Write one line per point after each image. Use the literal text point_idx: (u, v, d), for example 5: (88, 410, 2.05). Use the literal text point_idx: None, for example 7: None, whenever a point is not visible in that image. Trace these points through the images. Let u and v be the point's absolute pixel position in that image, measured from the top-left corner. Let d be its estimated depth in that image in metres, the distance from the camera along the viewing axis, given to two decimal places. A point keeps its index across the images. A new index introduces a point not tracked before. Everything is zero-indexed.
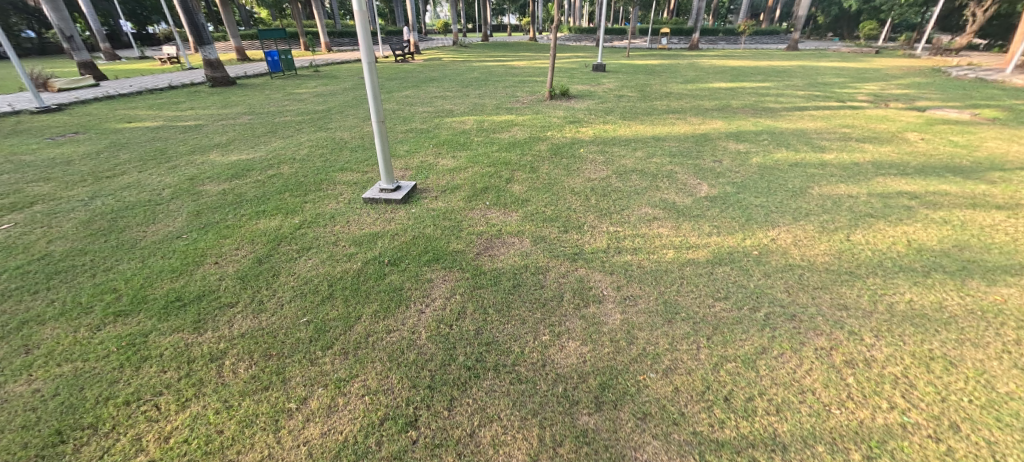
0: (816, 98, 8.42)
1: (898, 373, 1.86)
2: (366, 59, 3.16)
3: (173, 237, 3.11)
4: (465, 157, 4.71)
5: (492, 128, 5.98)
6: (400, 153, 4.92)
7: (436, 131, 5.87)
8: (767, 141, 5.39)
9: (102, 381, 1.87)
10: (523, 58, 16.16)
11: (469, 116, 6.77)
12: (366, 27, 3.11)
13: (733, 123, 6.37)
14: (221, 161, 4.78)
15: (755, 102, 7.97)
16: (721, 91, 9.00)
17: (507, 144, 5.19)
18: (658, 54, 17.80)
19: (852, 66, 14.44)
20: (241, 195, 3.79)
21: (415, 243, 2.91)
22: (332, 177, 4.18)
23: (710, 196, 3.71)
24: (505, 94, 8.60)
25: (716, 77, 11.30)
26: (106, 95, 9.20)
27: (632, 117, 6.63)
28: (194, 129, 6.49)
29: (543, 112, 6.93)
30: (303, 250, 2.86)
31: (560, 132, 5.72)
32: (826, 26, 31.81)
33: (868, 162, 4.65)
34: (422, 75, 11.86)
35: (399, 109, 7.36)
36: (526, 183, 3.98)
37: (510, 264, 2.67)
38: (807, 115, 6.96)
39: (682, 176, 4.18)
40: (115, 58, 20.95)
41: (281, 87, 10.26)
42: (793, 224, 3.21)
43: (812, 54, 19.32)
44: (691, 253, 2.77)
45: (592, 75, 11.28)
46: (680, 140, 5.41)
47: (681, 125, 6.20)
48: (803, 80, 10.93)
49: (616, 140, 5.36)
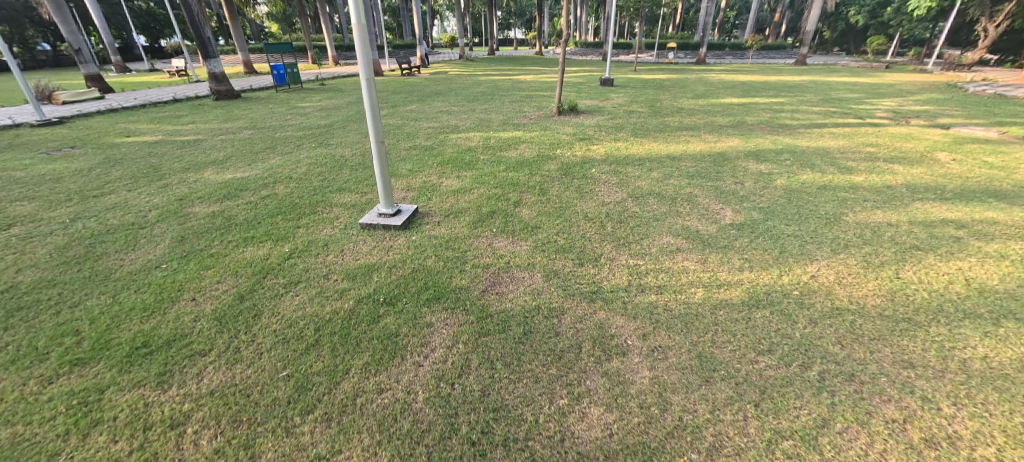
0: (833, 115, 8.14)
1: (993, 457, 1.54)
2: (365, 75, 2.91)
3: (152, 266, 2.85)
4: (470, 177, 4.46)
5: (498, 145, 5.74)
6: (402, 172, 4.68)
7: (440, 148, 5.64)
8: (789, 161, 5.10)
9: (41, 453, 1.58)
10: (529, 72, 16.07)
11: (475, 132, 6.55)
12: (365, 41, 2.88)
13: (751, 140, 6.09)
14: (215, 179, 4.56)
15: (770, 118, 7.70)
16: (733, 107, 8.74)
17: (514, 163, 4.94)
18: (665, 69, 17.70)
19: (865, 81, 14.14)
20: (231, 218, 3.54)
21: (414, 278, 2.63)
22: (329, 199, 3.93)
23: (736, 223, 3.42)
24: (512, 109, 8.40)
25: (727, 92, 11.07)
26: (110, 108, 9.12)
27: (644, 134, 6.37)
28: (193, 144, 6.32)
29: (552, 128, 6.69)
30: (291, 285, 2.59)
31: (570, 150, 5.47)
32: (833, 41, 31.66)
33: (902, 185, 4.34)
34: (428, 89, 11.72)
35: (403, 125, 7.15)
36: (536, 207, 3.71)
37: (519, 304, 2.38)
38: (827, 133, 6.67)
39: (703, 200, 3.89)
40: (126, 71, 21.19)
41: (285, 101, 10.16)
42: (832, 257, 2.90)
43: (822, 69, 19.09)
44: (723, 294, 2.46)
45: (600, 89, 11.11)
46: (697, 160, 5.14)
47: (696, 143, 5.93)
48: (817, 95, 10.66)
49: (629, 160, 5.09)
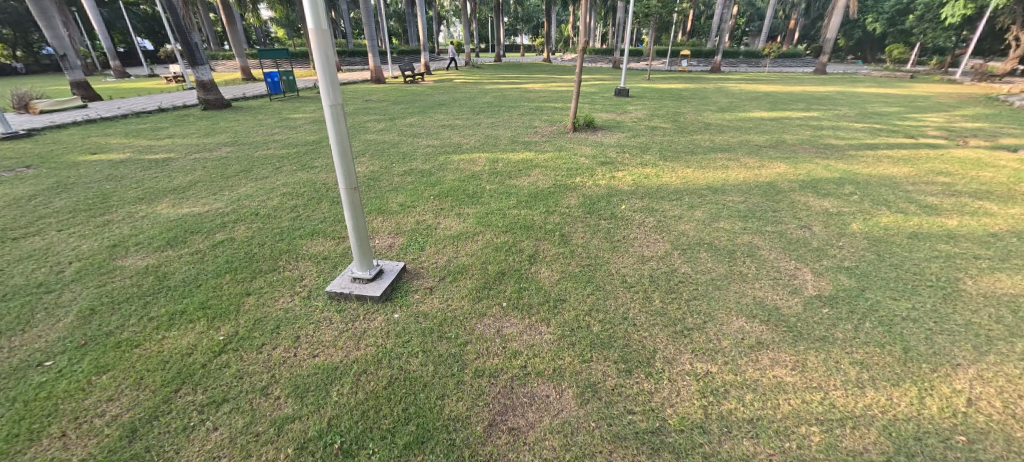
0: (880, 133, 7.29)
1: None
2: (328, 102, 2.09)
3: (31, 364, 2.06)
4: (474, 216, 3.64)
5: (507, 170, 4.93)
6: (391, 207, 3.88)
7: (440, 173, 4.84)
8: (855, 196, 4.25)
9: None
10: (537, 81, 15.29)
11: (480, 152, 5.75)
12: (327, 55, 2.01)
13: (799, 166, 5.26)
14: (166, 215, 3.78)
15: (811, 137, 6.86)
16: (766, 122, 7.91)
17: (527, 196, 4.12)
18: (679, 78, 16.88)
19: (895, 92, 13.26)
20: (164, 278, 2.75)
21: (390, 399, 1.81)
22: (296, 247, 3.13)
23: (825, 295, 2.59)
24: (521, 123, 7.62)
25: (752, 104, 10.24)
26: (86, 119, 8.44)
27: (674, 157, 5.54)
28: (160, 163, 5.55)
29: (567, 148, 5.88)
30: (210, 408, 1.78)
31: (592, 179, 4.65)
32: (849, 48, 30.71)
33: (1010, 233, 3.49)
34: (430, 100, 10.97)
35: (399, 143, 6.35)
36: (557, 264, 2.89)
37: (545, 459, 1.56)
38: (883, 156, 5.82)
39: (770, 255, 3.06)
40: (125, 75, 20.68)
41: (277, 111, 9.45)
42: (980, 363, 2.06)
43: (844, 78, 18.19)
44: (851, 439, 1.65)
45: (615, 101, 10.32)
46: (744, 192, 4.31)
47: (736, 169, 5.11)
48: (853, 109, 9.76)
49: (664, 193, 4.27)
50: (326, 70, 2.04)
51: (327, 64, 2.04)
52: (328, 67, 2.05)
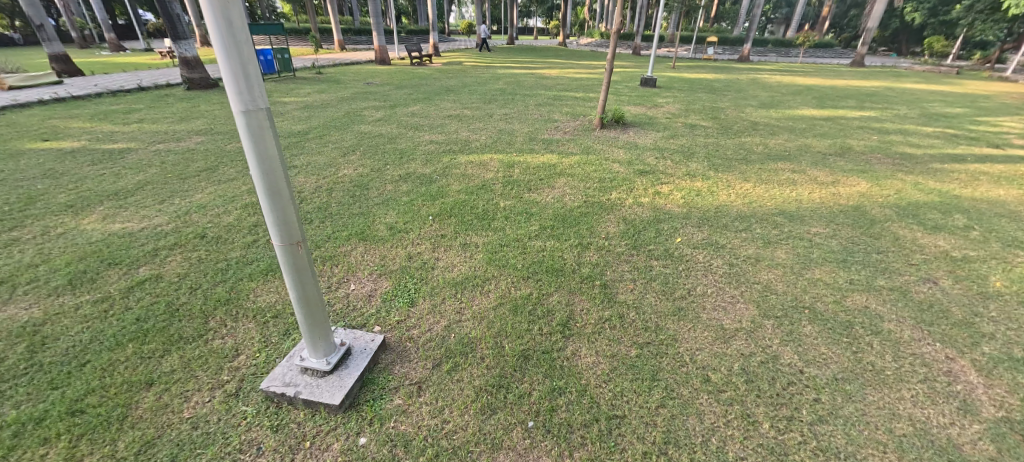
0: (958, 141, 6.26)
1: None
2: (241, 106, 1.18)
3: None
4: (484, 250, 2.76)
5: (525, 179, 4.03)
6: (377, 231, 2.99)
7: (443, 180, 3.95)
8: (974, 232, 3.31)
9: None
10: (553, 66, 14.22)
11: (493, 152, 4.83)
12: (227, 19, 1.09)
13: (882, 184, 4.32)
14: (88, 234, 2.94)
15: (880, 144, 5.86)
16: (821, 123, 6.90)
17: (552, 219, 3.23)
18: (707, 66, 15.69)
19: (949, 90, 12.03)
20: (40, 350, 1.91)
21: None
22: (240, 296, 2.27)
23: (1018, 422, 1.69)
24: (540, 116, 6.67)
25: (797, 100, 9.18)
26: (54, 97, 7.60)
27: (726, 166, 4.60)
28: (116, 157, 4.71)
29: (596, 151, 4.94)
30: None
31: (632, 195, 3.73)
32: (884, 39, 28.83)
33: None
34: (436, 85, 9.97)
35: (398, 137, 5.44)
36: (602, 340, 2.01)
37: None
38: (979, 172, 4.83)
39: (902, 333, 2.16)
40: (121, 49, 19.77)
41: (268, 94, 8.55)
42: None
43: (887, 73, 16.78)
44: None
45: (642, 92, 9.30)
46: (830, 221, 3.38)
47: (807, 185, 4.18)
48: (913, 109, 8.66)
49: (726, 218, 3.35)
50: (227, 46, 1.11)
51: (233, 35, 1.12)
52: (235, 39, 1.12)
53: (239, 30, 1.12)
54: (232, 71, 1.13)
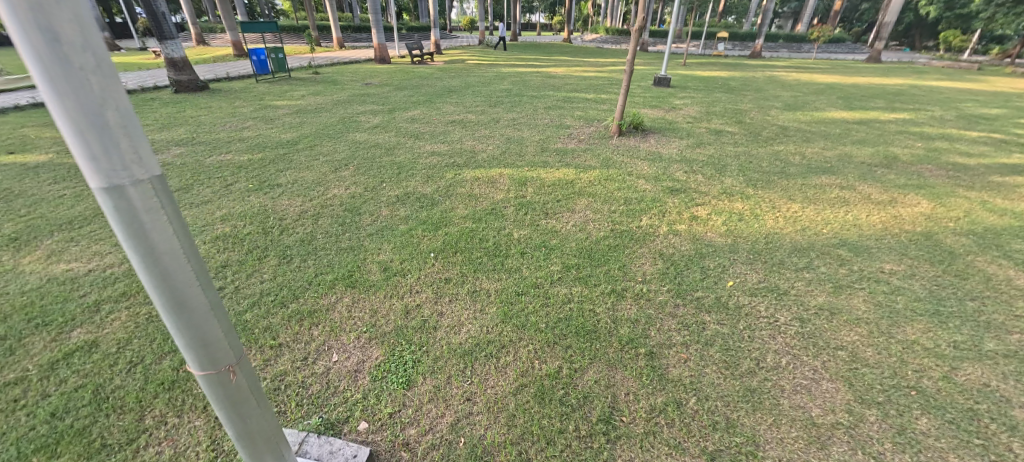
0: (1009, 147, 5.71)
1: None
2: (105, 181, 0.68)
3: None
4: (498, 301, 2.27)
5: (539, 199, 3.54)
6: (369, 273, 2.50)
7: (446, 203, 3.45)
8: None
9: None
10: (559, 64, 13.70)
11: (501, 166, 4.33)
12: (53, 34, 0.60)
13: (943, 202, 3.80)
14: (24, 278, 2.46)
15: (927, 152, 5.32)
16: (855, 127, 6.36)
17: (575, 254, 2.73)
18: (718, 63, 15.11)
19: (977, 88, 11.44)
20: None
21: None
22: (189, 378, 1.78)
23: None
24: (550, 121, 6.16)
25: (822, 100, 8.62)
26: (30, 102, 7.11)
27: (764, 181, 4.08)
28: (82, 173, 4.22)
29: (617, 163, 4.43)
30: None
31: (665, 221, 3.22)
32: (897, 33, 28.05)
33: None
34: (438, 85, 9.45)
35: (396, 147, 4.95)
36: (661, 448, 1.52)
37: None
38: None
39: None
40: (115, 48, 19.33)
41: (260, 97, 8.07)
42: None
43: (906, 69, 16.15)
44: None
45: (656, 93, 8.77)
46: (902, 255, 2.87)
47: (861, 205, 3.66)
48: (947, 110, 8.10)
49: (780, 252, 2.84)
50: (54, 77, 0.61)
51: (68, 58, 0.62)
52: (71, 63, 0.62)
53: (77, 50, 0.63)
54: (73, 123, 0.64)
